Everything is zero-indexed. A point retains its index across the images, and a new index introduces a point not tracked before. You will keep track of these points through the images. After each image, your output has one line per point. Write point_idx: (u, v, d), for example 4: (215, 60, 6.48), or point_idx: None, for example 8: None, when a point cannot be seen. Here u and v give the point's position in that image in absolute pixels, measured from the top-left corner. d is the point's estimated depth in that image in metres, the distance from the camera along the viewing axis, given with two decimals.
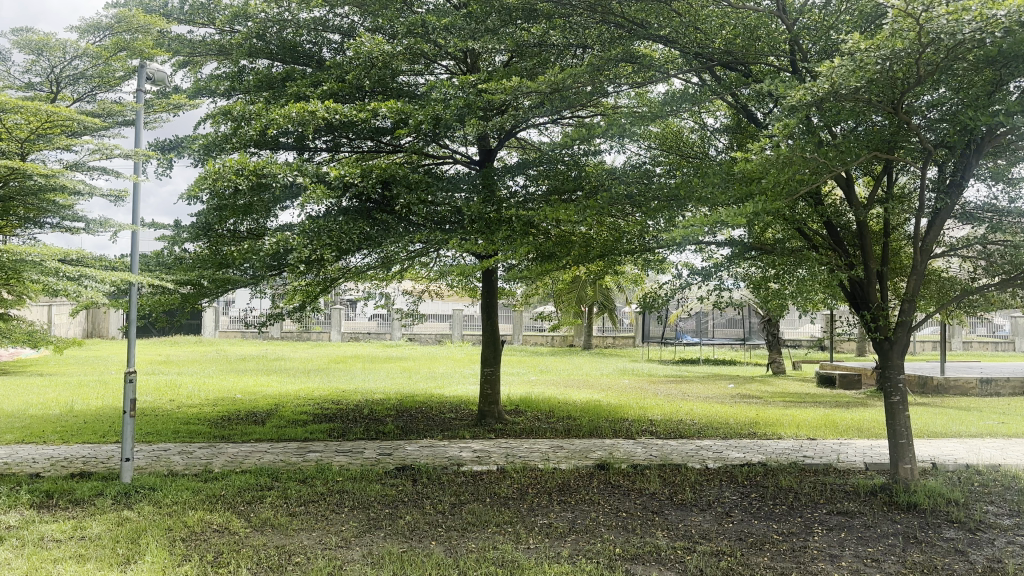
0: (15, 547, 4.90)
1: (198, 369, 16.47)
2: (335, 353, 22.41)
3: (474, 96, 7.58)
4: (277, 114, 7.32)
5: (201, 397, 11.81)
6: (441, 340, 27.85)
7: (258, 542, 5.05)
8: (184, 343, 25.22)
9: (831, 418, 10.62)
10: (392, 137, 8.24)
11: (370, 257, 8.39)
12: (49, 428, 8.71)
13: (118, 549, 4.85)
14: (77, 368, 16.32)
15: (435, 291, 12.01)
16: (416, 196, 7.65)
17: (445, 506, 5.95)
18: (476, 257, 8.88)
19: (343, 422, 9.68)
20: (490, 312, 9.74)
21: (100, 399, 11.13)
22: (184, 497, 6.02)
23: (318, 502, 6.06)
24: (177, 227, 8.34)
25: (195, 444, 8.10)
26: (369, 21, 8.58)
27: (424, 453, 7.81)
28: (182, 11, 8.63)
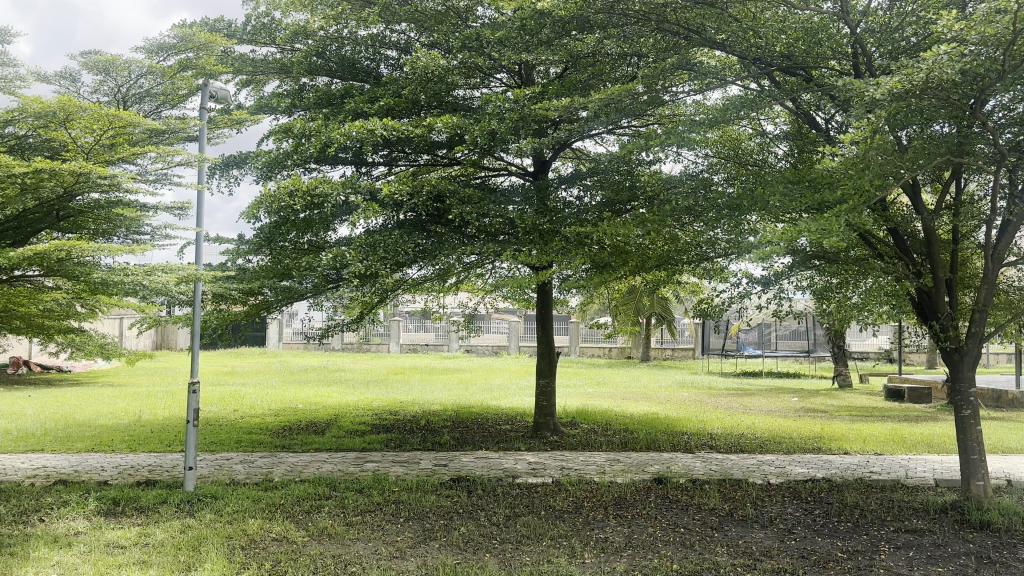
0: (82, 553, 5.05)
1: (262, 380, 16.87)
2: (394, 364, 22.68)
3: (529, 110, 7.54)
4: (336, 132, 7.45)
5: (263, 407, 12.07)
6: (497, 352, 27.93)
7: (315, 551, 5.10)
8: (249, 354, 25.88)
9: (899, 433, 10.22)
10: (448, 150, 8.26)
11: (426, 269, 8.42)
12: (119, 437, 9.00)
13: (180, 556, 4.96)
14: (146, 379, 16.89)
15: (491, 302, 12.00)
16: (470, 209, 7.68)
17: (499, 519, 5.92)
18: (530, 269, 8.83)
19: (401, 432, 9.76)
20: (545, 323, 9.71)
21: (168, 409, 11.48)
22: (244, 506, 6.13)
23: (375, 512, 6.10)
24: (240, 241, 8.52)
25: (257, 453, 8.25)
26: (426, 37, 8.67)
27: (479, 465, 7.80)
28: (245, 31, 8.90)
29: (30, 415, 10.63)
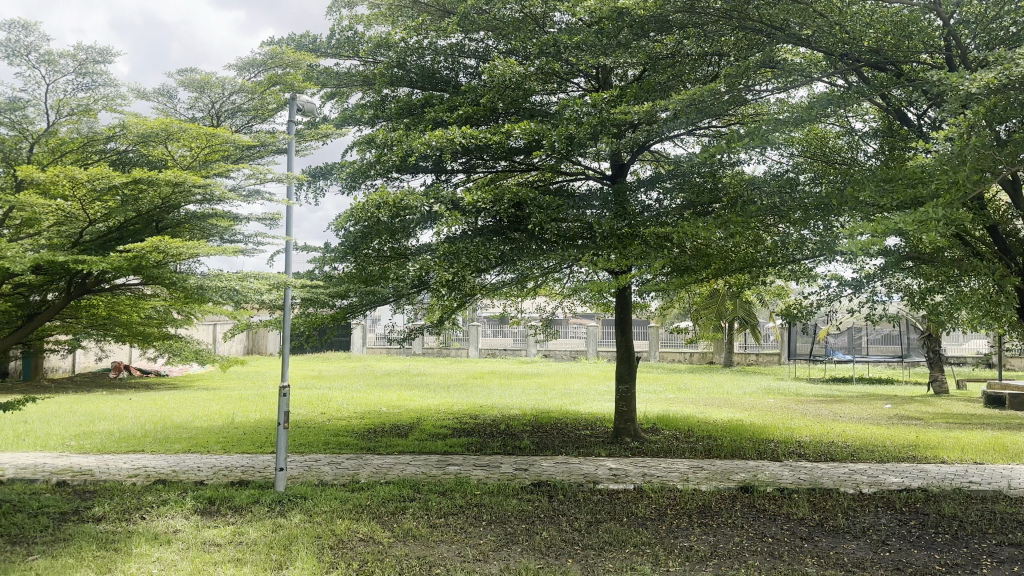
0: (181, 549, 5.30)
1: (347, 385, 17.35)
2: (474, 369, 22.94)
3: (608, 113, 7.50)
4: (417, 142, 7.59)
5: (348, 410, 12.39)
6: (576, 357, 27.85)
7: (400, 552, 5.21)
8: (335, 359, 26.62)
9: (1002, 442, 9.69)
10: (526, 156, 8.30)
11: (505, 274, 8.45)
12: (214, 438, 9.40)
13: (272, 554, 5.14)
14: (238, 383, 17.60)
15: (570, 307, 12.00)
16: (549, 215, 7.66)
17: (581, 524, 5.90)
18: (610, 273, 8.77)
19: (482, 436, 9.85)
20: (625, 329, 9.64)
21: (259, 412, 11.92)
22: (332, 506, 6.30)
23: (457, 514, 6.17)
24: (326, 249, 8.76)
25: (343, 455, 8.47)
26: (503, 44, 8.73)
27: (560, 470, 7.80)
28: (329, 45, 9.18)
29: (131, 418, 11.22)
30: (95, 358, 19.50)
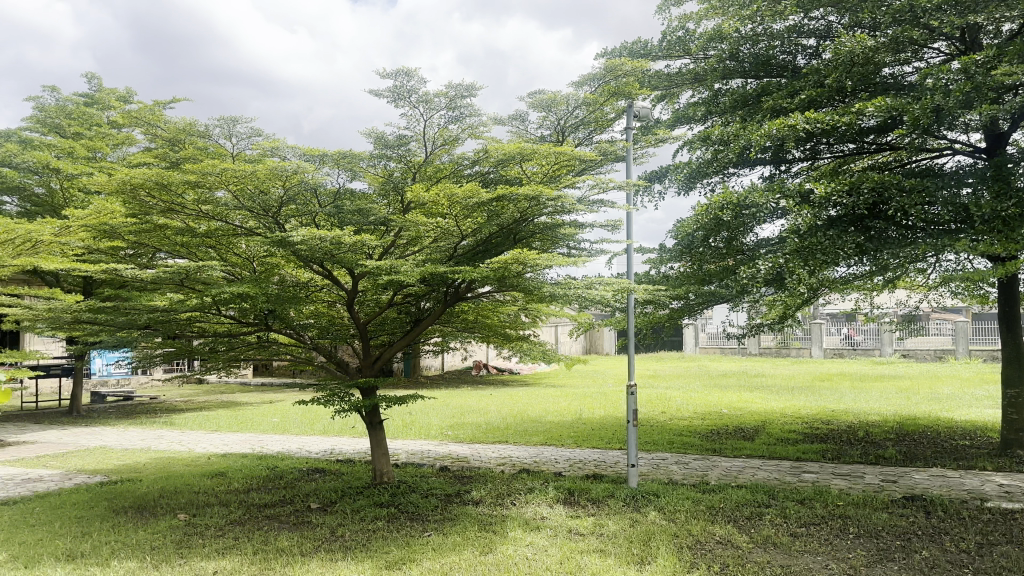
0: (550, 536, 5.73)
1: (685, 384, 17.36)
2: (819, 370, 21.49)
3: (984, 76, 6.53)
4: (757, 134, 7.39)
5: (690, 410, 12.40)
6: (939, 357, 24.69)
7: (762, 558, 5.06)
8: (669, 359, 26.81)
9: None
10: (879, 135, 7.59)
11: (859, 267, 7.75)
12: (566, 433, 10.04)
13: (633, 548, 5.33)
14: (581, 381, 18.57)
15: (936, 300, 10.72)
16: (913, 199, 6.80)
17: (971, 546, 5.21)
18: (985, 259, 7.71)
19: (836, 443, 9.22)
20: (1012, 324, 8.36)
21: (604, 409, 12.48)
22: (685, 506, 6.34)
23: (819, 525, 5.83)
24: (662, 250, 8.91)
25: (690, 455, 8.50)
26: (847, 18, 8.09)
27: (937, 484, 6.98)
28: (661, 48, 9.36)
29: (495, 411, 12.45)
30: (460, 358, 22.10)
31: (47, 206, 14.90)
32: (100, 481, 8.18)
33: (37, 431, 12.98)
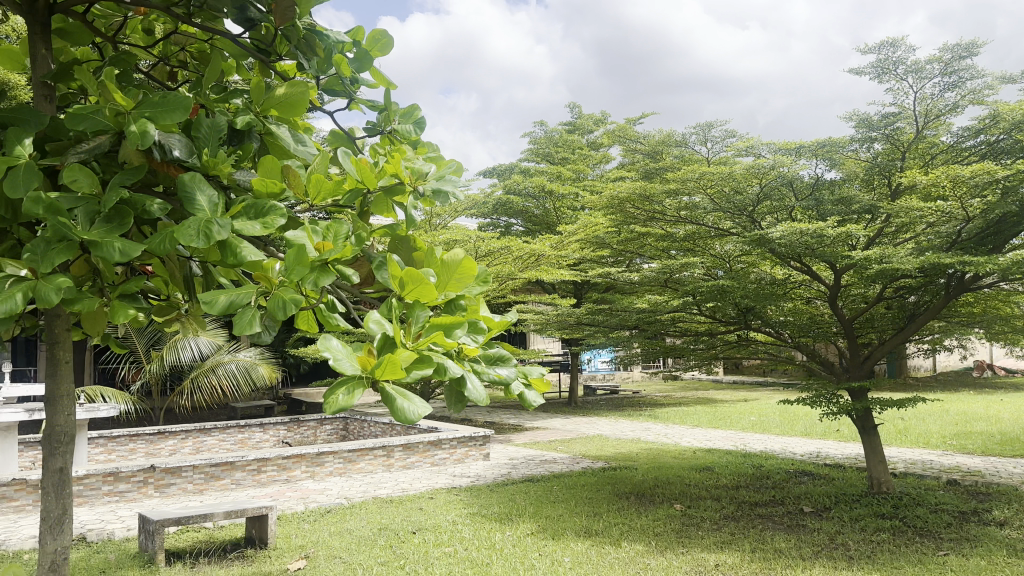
0: None
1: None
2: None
3: None
4: None
5: None
6: None
7: None
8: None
9: None
10: None
11: None
12: None
13: None
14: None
15: None
16: None
17: None
18: None
19: None
20: None
21: None
22: None
23: None
24: None
25: None
26: None
27: None
28: None
29: (1006, 420, 11.79)
30: (973, 356, 22.72)
31: (543, 223, 19.09)
32: (602, 467, 9.32)
33: (538, 427, 14.93)
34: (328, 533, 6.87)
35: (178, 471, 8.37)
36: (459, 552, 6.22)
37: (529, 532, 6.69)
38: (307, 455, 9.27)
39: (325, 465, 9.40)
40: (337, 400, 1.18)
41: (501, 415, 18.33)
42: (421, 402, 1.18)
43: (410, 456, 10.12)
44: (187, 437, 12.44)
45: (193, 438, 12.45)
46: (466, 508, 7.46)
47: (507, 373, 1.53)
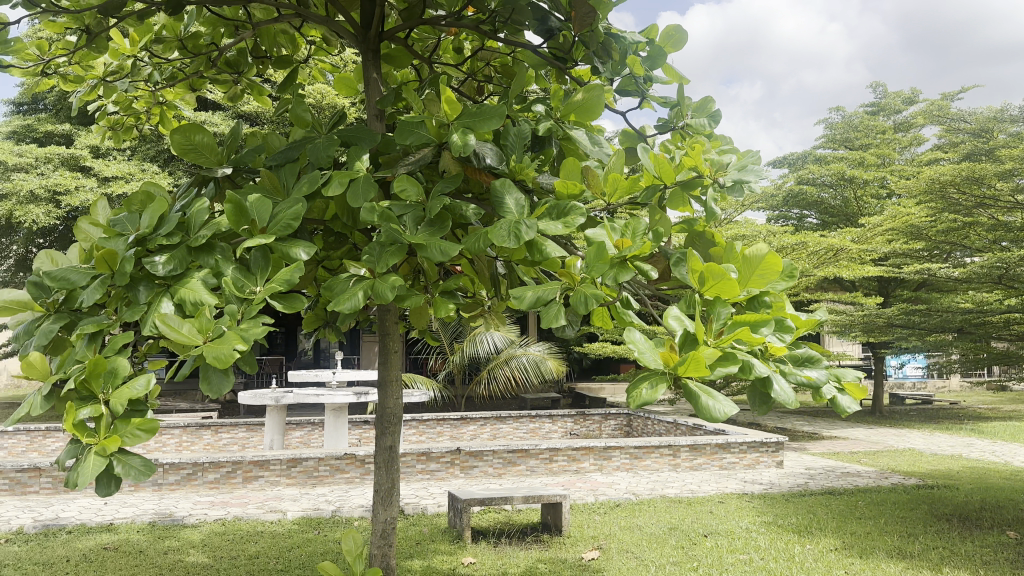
0: None
1: None
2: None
3: None
4: None
5: None
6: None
7: None
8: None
9: None
10: None
11: None
12: None
13: None
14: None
15: None
16: None
17: None
18: None
19: None
20: None
21: None
22: None
23: None
24: None
25: None
26: None
27: None
28: None
29: None
30: None
31: (841, 214, 19.91)
32: (916, 485, 9.28)
33: (835, 436, 14.68)
34: (618, 527, 7.06)
35: (480, 454, 9.44)
36: (755, 561, 6.11)
37: (832, 548, 6.53)
38: (595, 449, 9.74)
39: (612, 459, 9.79)
40: (642, 392, 2.19)
41: (787, 423, 17.58)
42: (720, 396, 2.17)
43: (698, 457, 10.02)
44: (486, 423, 13.73)
45: (491, 424, 13.83)
46: (762, 516, 7.49)
47: (815, 372, 2.67)
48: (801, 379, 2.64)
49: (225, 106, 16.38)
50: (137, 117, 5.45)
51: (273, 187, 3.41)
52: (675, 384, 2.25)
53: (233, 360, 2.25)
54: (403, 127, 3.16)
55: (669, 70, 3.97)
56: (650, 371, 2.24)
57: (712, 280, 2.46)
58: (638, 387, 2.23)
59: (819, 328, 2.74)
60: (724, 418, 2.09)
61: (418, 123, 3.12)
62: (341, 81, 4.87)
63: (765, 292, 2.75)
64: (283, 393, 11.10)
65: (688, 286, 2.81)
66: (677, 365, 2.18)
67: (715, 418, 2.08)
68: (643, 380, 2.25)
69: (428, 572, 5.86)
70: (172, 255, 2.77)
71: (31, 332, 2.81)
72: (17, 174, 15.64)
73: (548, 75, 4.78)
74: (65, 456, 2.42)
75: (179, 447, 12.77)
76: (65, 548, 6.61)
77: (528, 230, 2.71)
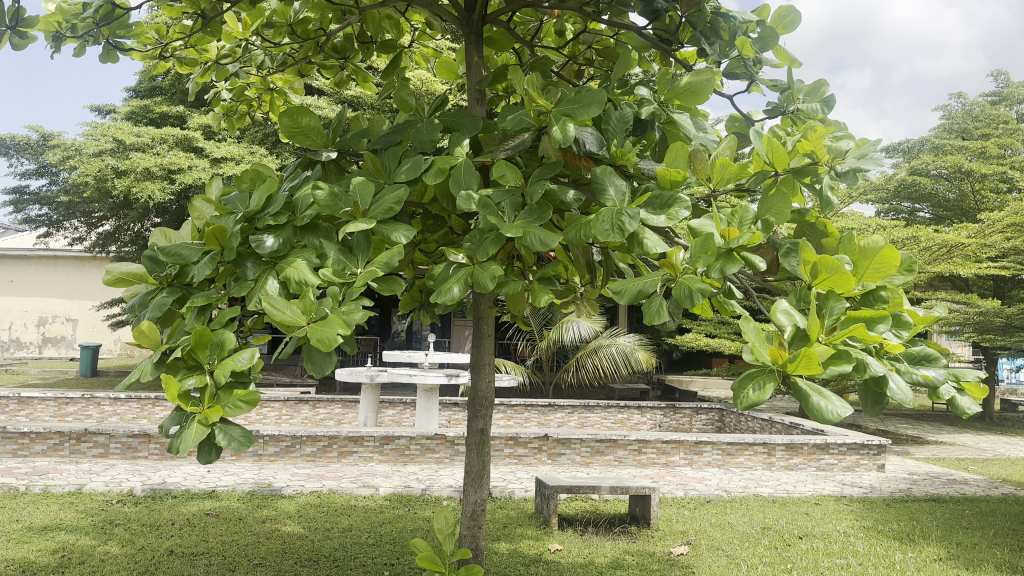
0: None
1: None
2: None
3: None
4: None
5: None
6: None
7: None
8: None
9: None
10: None
11: None
12: None
13: None
14: None
15: None
16: None
17: None
18: None
19: None
20: None
21: None
22: None
23: None
24: None
25: None
26: None
27: None
28: None
29: None
30: None
31: (957, 208, 18.89)
32: None
33: (942, 442, 13.99)
34: (709, 524, 6.92)
35: (568, 442, 9.56)
36: (853, 566, 5.86)
37: (937, 558, 6.19)
38: (686, 443, 9.60)
39: (704, 454, 9.62)
40: (748, 393, 2.09)
41: (888, 425, 16.86)
42: (833, 404, 2.02)
43: (794, 456, 9.72)
44: (574, 411, 13.74)
45: (580, 412, 13.83)
46: (861, 521, 7.20)
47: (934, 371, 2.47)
48: (918, 378, 2.45)
49: (329, 90, 16.82)
50: (248, 104, 5.57)
51: (375, 170, 3.43)
52: (784, 384, 2.09)
53: (335, 344, 2.30)
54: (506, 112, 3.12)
55: (780, 52, 3.80)
56: (759, 368, 2.12)
57: (825, 274, 2.32)
58: (745, 386, 2.12)
59: (938, 326, 2.54)
60: (838, 420, 1.96)
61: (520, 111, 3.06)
62: (442, 66, 4.81)
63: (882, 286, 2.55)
64: (377, 371, 11.36)
65: (797, 278, 2.66)
66: (787, 363, 2.02)
67: (827, 422, 1.96)
68: (751, 378, 2.13)
69: (516, 556, 5.87)
70: (279, 233, 2.85)
71: (144, 303, 2.93)
72: (136, 153, 16.53)
73: (653, 58, 4.61)
74: (168, 422, 2.56)
75: (278, 420, 13.28)
76: (171, 511, 6.94)
77: (631, 223, 2.63)
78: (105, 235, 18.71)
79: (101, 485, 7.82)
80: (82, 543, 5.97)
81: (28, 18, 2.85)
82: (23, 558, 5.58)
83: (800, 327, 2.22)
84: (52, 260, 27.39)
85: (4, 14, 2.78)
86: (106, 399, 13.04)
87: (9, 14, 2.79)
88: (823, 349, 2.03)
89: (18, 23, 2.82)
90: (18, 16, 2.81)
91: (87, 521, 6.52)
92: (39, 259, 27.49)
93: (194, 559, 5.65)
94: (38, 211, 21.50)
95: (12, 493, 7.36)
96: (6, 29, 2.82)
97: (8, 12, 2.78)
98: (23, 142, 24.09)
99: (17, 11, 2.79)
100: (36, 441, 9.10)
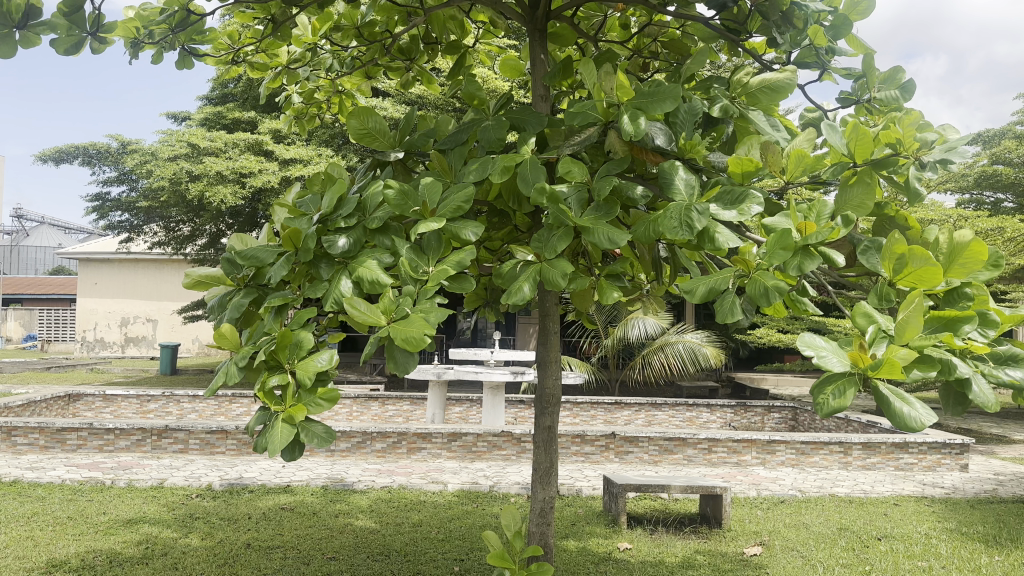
0: None
1: None
2: None
3: None
4: None
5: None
6: None
7: None
8: None
9: None
10: None
11: None
12: None
13: None
14: None
15: None
16: None
17: None
18: None
19: None
20: None
21: None
22: None
23: None
24: None
25: None
26: None
27: None
28: None
29: None
30: None
31: None
32: None
33: None
34: (783, 524, 6.77)
35: (636, 440, 9.56)
36: (935, 569, 5.65)
37: None
38: (759, 442, 9.41)
39: (777, 454, 9.43)
40: (828, 400, 1.99)
41: (970, 424, 16.21)
42: (919, 410, 1.95)
43: (872, 456, 9.42)
44: (641, 409, 13.68)
45: (647, 410, 13.77)
46: (944, 523, 6.93)
47: (1021, 374, 2.30)
48: (1004, 380, 2.29)
49: (394, 92, 17.04)
50: (318, 107, 5.68)
51: (442, 169, 3.45)
52: (865, 387, 2.01)
53: (422, 344, 2.32)
54: (573, 107, 3.09)
55: (853, 40, 3.69)
56: (837, 372, 2.04)
57: (912, 267, 2.25)
58: (824, 390, 2.02)
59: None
60: (924, 428, 1.89)
61: (587, 104, 2.98)
62: (507, 63, 4.80)
63: (966, 283, 2.42)
64: (444, 370, 11.43)
65: (878, 276, 2.56)
66: (868, 366, 1.97)
67: (911, 428, 1.88)
68: (829, 383, 2.04)
69: (585, 553, 5.85)
70: (350, 233, 2.89)
71: (222, 304, 3.03)
72: (208, 158, 17.05)
73: (720, 49, 4.52)
74: (254, 422, 2.61)
75: (350, 416, 13.56)
76: (247, 505, 7.13)
77: (702, 218, 2.57)
78: (182, 238, 19.38)
79: (181, 480, 8.10)
80: (164, 536, 6.19)
81: (107, 25, 2.96)
82: (111, 549, 5.81)
83: (883, 328, 2.14)
84: (133, 264, 28.50)
85: (85, 20, 2.90)
86: (185, 397, 13.51)
87: (90, 20, 2.91)
88: (907, 352, 1.94)
89: (98, 29, 2.94)
90: (99, 22, 2.93)
91: (169, 515, 6.75)
92: (121, 262, 28.64)
93: (271, 552, 5.79)
94: (119, 216, 22.35)
95: (99, 486, 7.69)
96: (87, 35, 2.95)
97: (89, 18, 2.90)
98: (104, 150, 25.09)
99: (97, 17, 2.91)
100: (120, 437, 9.45)
